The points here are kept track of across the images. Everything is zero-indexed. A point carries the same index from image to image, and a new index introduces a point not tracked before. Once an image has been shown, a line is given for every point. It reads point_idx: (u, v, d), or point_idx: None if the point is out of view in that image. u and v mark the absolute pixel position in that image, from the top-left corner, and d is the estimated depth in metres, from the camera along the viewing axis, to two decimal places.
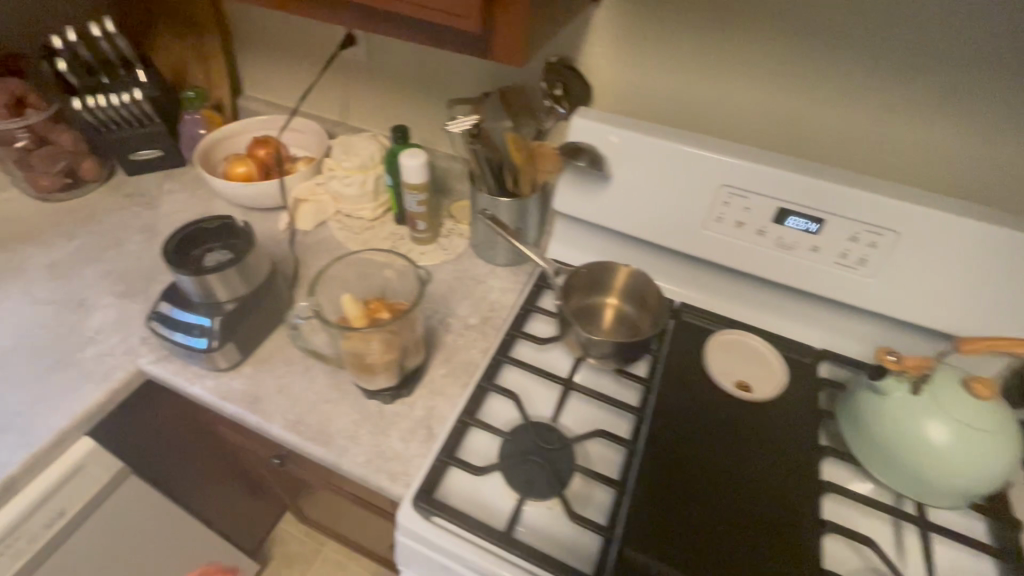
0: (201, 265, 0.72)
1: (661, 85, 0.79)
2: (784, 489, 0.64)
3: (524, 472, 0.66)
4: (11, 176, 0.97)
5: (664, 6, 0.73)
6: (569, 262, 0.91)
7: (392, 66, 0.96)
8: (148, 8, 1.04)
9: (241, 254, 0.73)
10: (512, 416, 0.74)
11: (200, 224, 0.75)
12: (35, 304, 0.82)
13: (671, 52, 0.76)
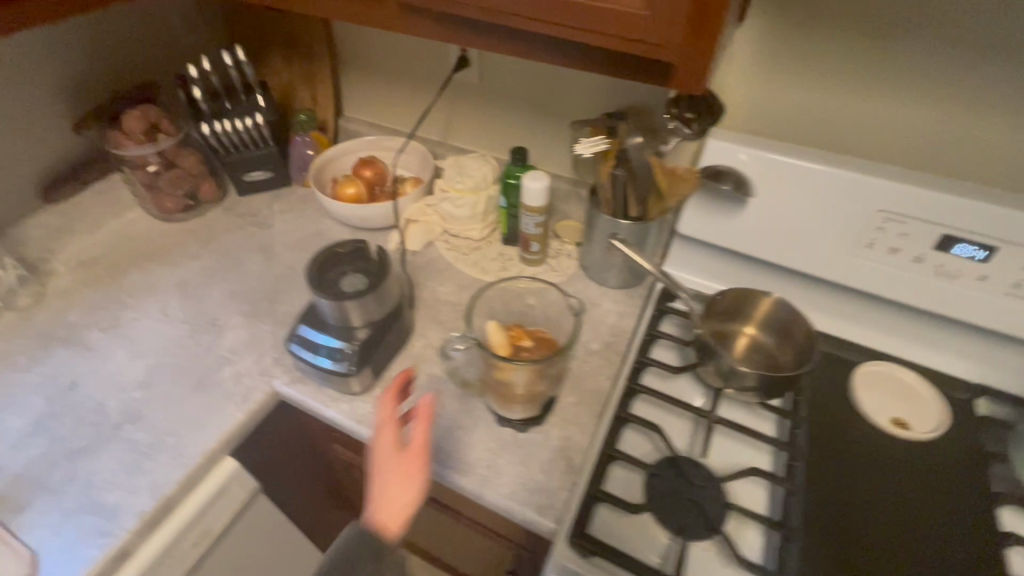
0: (340, 290, 0.73)
1: (799, 104, 0.75)
2: (961, 540, 0.60)
3: (675, 509, 0.63)
4: (138, 198, 1.01)
5: (813, 26, 0.69)
6: (689, 284, 0.88)
7: (504, 87, 0.96)
8: (261, 33, 1.07)
9: (378, 278, 0.74)
10: (650, 448, 0.72)
11: (335, 247, 0.76)
12: (170, 323, 0.85)
13: (815, 70, 0.72)
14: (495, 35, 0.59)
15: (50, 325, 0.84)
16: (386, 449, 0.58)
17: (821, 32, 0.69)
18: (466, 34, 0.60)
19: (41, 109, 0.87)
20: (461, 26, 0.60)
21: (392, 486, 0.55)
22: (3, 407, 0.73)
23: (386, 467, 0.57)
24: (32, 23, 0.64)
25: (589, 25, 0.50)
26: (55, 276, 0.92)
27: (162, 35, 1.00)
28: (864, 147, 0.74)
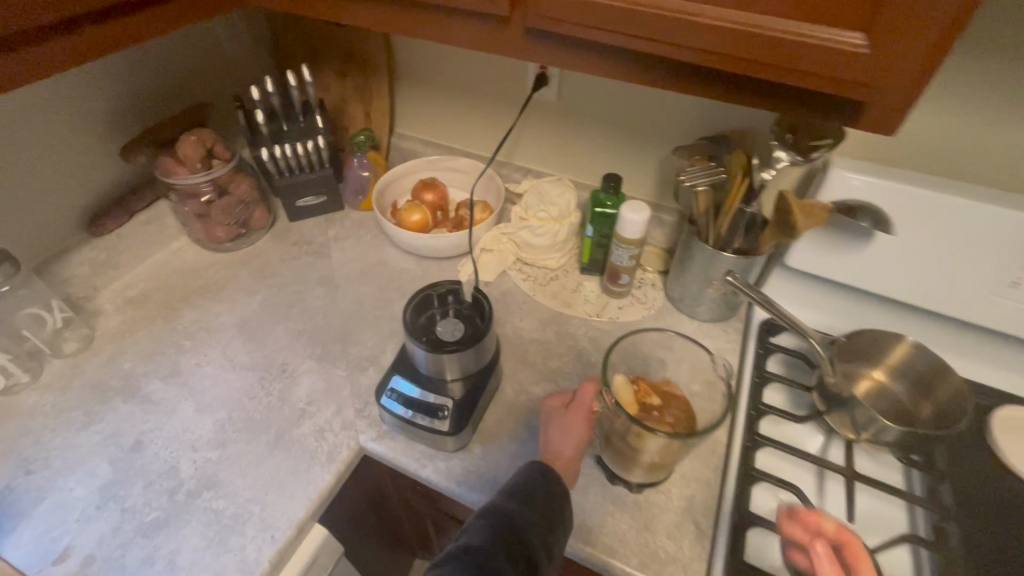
0: (438, 338, 0.66)
1: (939, 137, 0.68)
2: None
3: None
4: (185, 227, 0.93)
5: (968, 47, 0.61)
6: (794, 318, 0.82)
7: (585, 107, 0.89)
8: (310, 45, 0.99)
9: (482, 326, 0.67)
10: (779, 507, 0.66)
11: (431, 290, 0.69)
12: (236, 370, 0.78)
13: (965, 101, 0.64)
14: (646, 66, 0.53)
15: (103, 374, 0.77)
16: (553, 415, 0.66)
17: (976, 62, 0.62)
18: (612, 65, 0.54)
19: (88, 137, 0.79)
20: (604, 55, 0.54)
21: (560, 442, 0.64)
22: (64, 472, 0.66)
23: (554, 426, 0.65)
24: (90, 58, 0.56)
25: (781, 62, 0.44)
26: (102, 316, 0.84)
27: (208, 51, 0.92)
28: (1016, 184, 0.67)
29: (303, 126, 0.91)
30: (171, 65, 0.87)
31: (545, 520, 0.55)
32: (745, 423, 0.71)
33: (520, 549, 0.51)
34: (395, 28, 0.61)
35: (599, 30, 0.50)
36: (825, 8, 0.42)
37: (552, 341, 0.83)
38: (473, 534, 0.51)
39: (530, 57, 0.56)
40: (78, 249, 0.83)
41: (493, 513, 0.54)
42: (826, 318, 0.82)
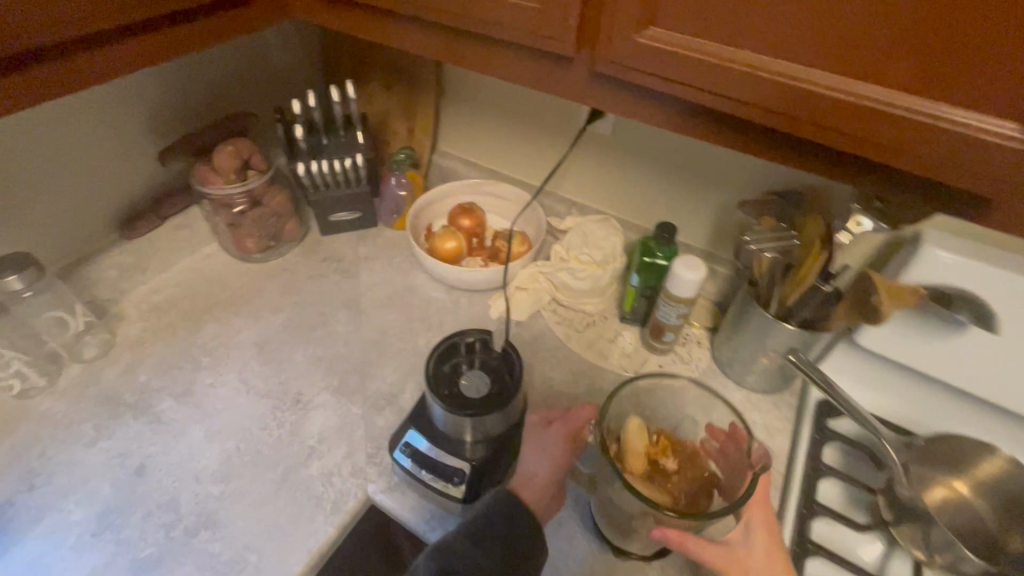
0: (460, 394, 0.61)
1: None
2: None
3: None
4: (216, 234, 0.91)
5: None
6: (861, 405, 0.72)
7: (642, 145, 0.82)
8: (359, 57, 0.95)
9: (510, 386, 0.61)
10: None
11: (458, 337, 0.65)
12: (250, 396, 0.74)
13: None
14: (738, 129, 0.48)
15: (118, 385, 0.74)
16: (534, 429, 0.63)
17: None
18: (699, 123, 0.48)
19: (127, 141, 0.77)
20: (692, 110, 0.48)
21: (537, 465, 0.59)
22: (66, 491, 0.64)
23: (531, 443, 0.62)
24: (139, 66, 0.53)
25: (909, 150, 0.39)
26: (125, 321, 0.82)
27: (256, 59, 0.90)
28: None
29: (342, 142, 0.87)
30: (216, 72, 0.84)
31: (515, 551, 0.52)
32: (793, 532, 0.62)
33: None
34: (455, 60, 0.56)
35: (695, 89, 0.44)
36: (979, 95, 0.35)
37: (583, 397, 0.76)
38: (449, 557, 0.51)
39: (606, 105, 0.51)
40: (108, 252, 0.82)
41: (442, 552, 0.51)
42: (899, 406, 0.70)
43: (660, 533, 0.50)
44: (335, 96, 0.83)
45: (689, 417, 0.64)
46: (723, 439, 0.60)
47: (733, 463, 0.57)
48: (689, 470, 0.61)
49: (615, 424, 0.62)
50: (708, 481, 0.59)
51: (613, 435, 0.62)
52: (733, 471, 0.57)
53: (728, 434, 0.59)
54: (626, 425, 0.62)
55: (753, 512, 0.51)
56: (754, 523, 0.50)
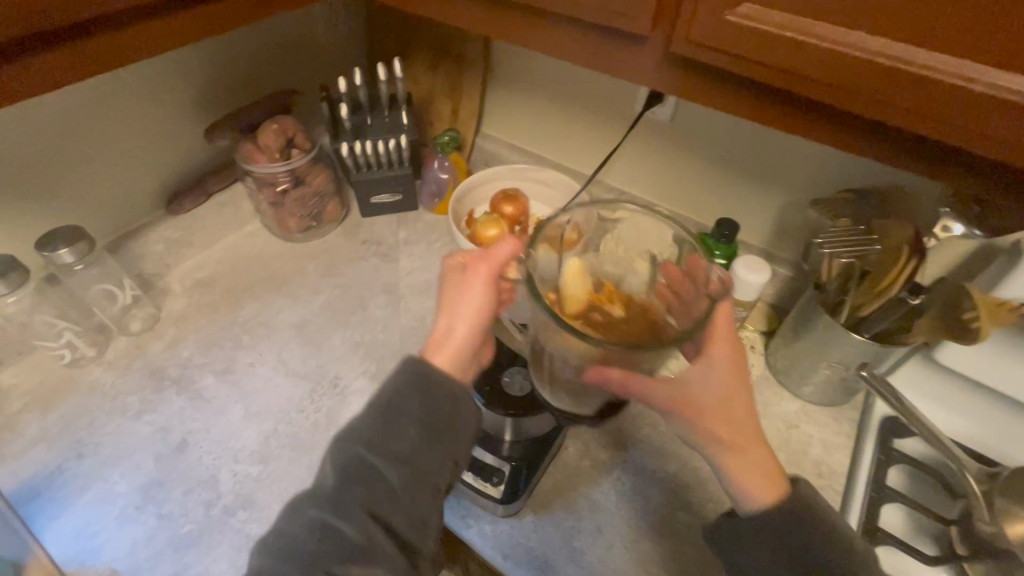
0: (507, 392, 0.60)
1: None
2: None
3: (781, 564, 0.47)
4: (259, 212, 0.90)
5: None
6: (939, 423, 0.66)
7: (703, 132, 0.76)
8: (405, 34, 0.92)
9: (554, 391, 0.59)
10: None
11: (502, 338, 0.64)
12: (289, 377, 0.74)
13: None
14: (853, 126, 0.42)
15: (163, 359, 0.75)
16: (450, 275, 0.56)
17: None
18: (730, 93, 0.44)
19: (174, 117, 0.77)
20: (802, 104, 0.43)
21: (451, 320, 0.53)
22: (112, 463, 0.65)
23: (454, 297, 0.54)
24: (194, 37, 0.52)
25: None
26: (170, 296, 0.83)
27: (301, 33, 0.88)
28: None
29: (387, 124, 0.85)
30: (262, 47, 0.83)
31: (433, 426, 0.48)
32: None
33: (395, 512, 0.46)
34: (528, 44, 0.51)
35: (815, 84, 0.39)
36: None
37: None
38: (355, 442, 0.47)
39: (699, 96, 0.46)
40: (155, 227, 0.82)
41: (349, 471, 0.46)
42: (976, 427, 0.64)
43: (595, 368, 0.47)
44: (381, 74, 0.81)
45: (636, 266, 0.55)
46: (678, 280, 0.51)
47: (686, 302, 0.49)
48: (637, 312, 0.50)
49: (551, 265, 0.52)
50: (657, 324, 0.49)
51: (548, 273, 0.51)
52: (689, 306, 0.49)
53: (683, 273, 0.52)
54: (564, 268, 0.52)
55: (716, 350, 0.50)
56: (716, 362, 0.49)
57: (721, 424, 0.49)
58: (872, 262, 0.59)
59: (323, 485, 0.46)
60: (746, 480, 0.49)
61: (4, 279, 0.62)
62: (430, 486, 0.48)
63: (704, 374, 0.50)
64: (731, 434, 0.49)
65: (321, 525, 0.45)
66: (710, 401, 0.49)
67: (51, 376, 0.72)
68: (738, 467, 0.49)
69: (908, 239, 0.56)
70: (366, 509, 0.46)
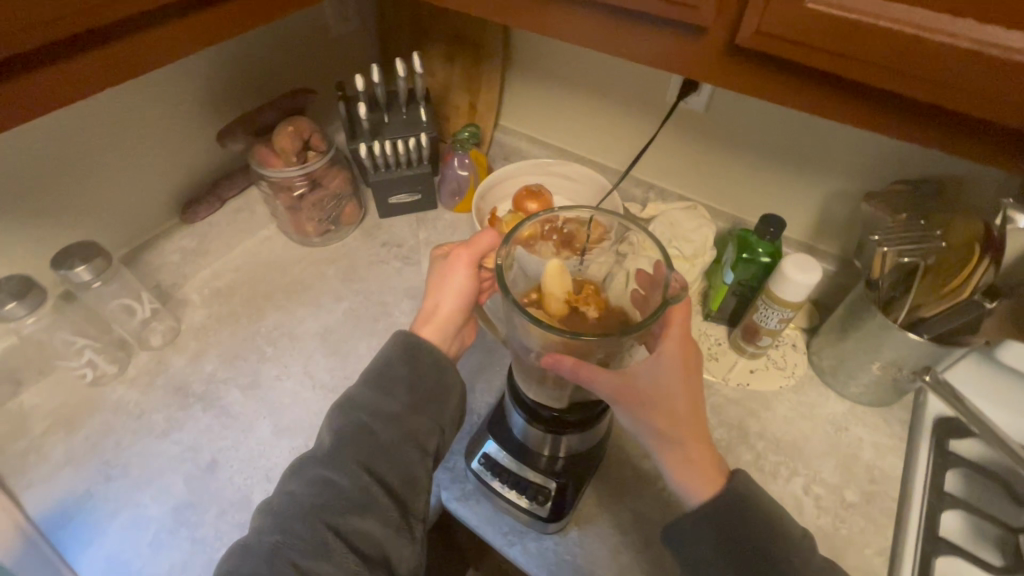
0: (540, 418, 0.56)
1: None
2: None
3: (730, 555, 0.45)
4: (276, 217, 0.87)
5: None
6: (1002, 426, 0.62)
7: (740, 122, 0.72)
8: (420, 24, 0.87)
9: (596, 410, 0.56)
10: None
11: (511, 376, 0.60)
12: (316, 390, 0.72)
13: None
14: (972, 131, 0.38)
15: (186, 374, 0.73)
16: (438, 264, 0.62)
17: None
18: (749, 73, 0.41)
19: (185, 121, 0.74)
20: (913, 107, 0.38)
21: (441, 302, 0.59)
22: (142, 484, 0.64)
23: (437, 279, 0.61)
24: (192, 49, 0.48)
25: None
26: (189, 307, 0.80)
27: (312, 28, 0.83)
28: None
29: (406, 122, 0.81)
30: (273, 44, 0.79)
31: (422, 391, 0.53)
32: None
33: (390, 472, 0.49)
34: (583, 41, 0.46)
35: (910, 79, 0.35)
36: None
37: None
38: (351, 407, 0.51)
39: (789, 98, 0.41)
40: (170, 236, 0.79)
41: (351, 430, 0.49)
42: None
43: (549, 354, 0.47)
44: (401, 71, 0.77)
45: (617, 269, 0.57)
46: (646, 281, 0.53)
47: (646, 301, 0.51)
48: (606, 310, 0.53)
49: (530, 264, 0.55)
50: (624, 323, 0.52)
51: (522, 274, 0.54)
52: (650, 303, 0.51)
53: (652, 275, 0.52)
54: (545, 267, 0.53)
55: (665, 343, 0.49)
56: (663, 357, 0.49)
57: (663, 418, 0.48)
58: (932, 257, 0.56)
59: (321, 443, 0.49)
60: (682, 468, 0.48)
61: (22, 300, 0.60)
62: (419, 446, 0.51)
63: (648, 366, 0.49)
64: (670, 426, 0.48)
65: (319, 478, 0.47)
66: (653, 392, 0.48)
67: (74, 395, 0.70)
68: (676, 458, 0.48)
69: (981, 232, 0.53)
70: (361, 464, 0.48)
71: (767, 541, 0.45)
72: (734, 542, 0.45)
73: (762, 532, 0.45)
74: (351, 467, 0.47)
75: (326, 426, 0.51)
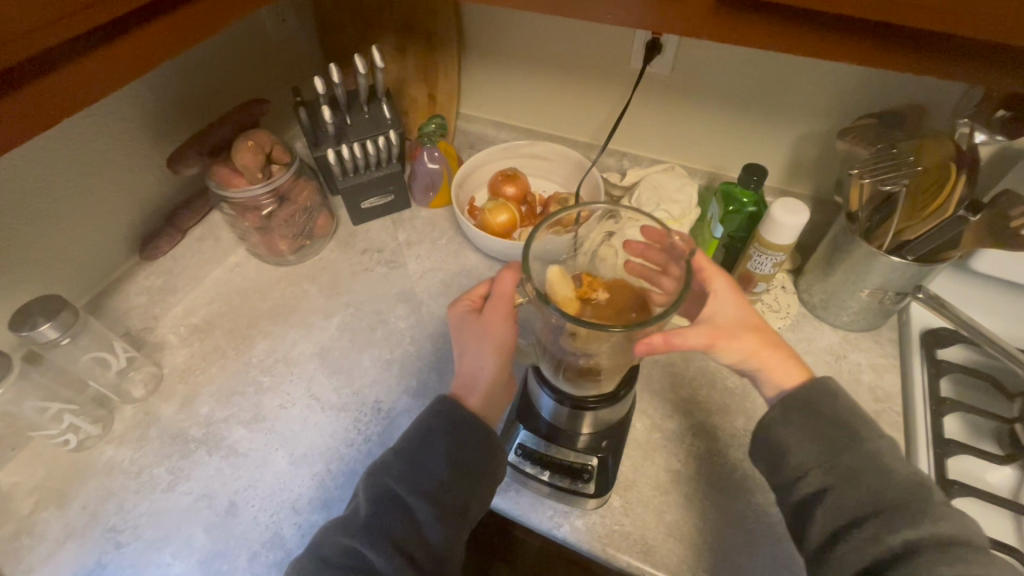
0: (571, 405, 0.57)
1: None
2: None
3: (820, 434, 0.47)
4: (244, 241, 0.82)
5: None
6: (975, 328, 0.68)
7: (708, 80, 0.73)
8: (366, 19, 0.83)
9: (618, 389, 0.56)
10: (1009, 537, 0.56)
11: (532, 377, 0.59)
12: (327, 412, 0.69)
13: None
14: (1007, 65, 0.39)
15: (180, 421, 0.68)
16: (466, 322, 0.58)
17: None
18: (726, 20, 0.42)
19: (130, 154, 0.68)
20: (947, 46, 0.40)
21: (475, 365, 0.56)
22: (158, 544, 0.59)
23: (470, 336, 0.57)
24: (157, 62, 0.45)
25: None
26: (167, 349, 0.75)
27: (252, 34, 0.78)
28: None
29: (370, 122, 0.78)
30: (215, 57, 0.73)
31: (463, 462, 0.49)
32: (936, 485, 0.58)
33: (426, 546, 0.47)
34: (597, 17, 0.46)
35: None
36: None
37: (679, 361, 0.72)
38: (386, 473, 0.49)
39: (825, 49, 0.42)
40: (133, 278, 0.73)
41: (385, 501, 0.48)
42: (1006, 316, 0.68)
43: (640, 343, 0.48)
44: (360, 69, 0.73)
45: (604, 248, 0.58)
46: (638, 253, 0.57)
47: (651, 270, 0.56)
48: (620, 291, 0.56)
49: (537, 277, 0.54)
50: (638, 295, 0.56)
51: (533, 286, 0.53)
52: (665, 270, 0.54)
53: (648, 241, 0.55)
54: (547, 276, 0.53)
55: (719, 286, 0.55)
56: (720, 292, 0.55)
57: (755, 339, 0.53)
58: (908, 182, 0.60)
59: (357, 511, 0.48)
60: (782, 379, 0.52)
61: None
62: (458, 519, 0.48)
63: (718, 305, 0.55)
64: (759, 348, 0.53)
65: (351, 553, 0.46)
66: (731, 324, 0.54)
67: (58, 465, 0.64)
68: (780, 369, 0.53)
69: (953, 151, 0.57)
70: (395, 539, 0.46)
71: (852, 431, 0.46)
72: (821, 425, 0.47)
73: (846, 417, 0.47)
74: (385, 547, 0.45)
75: (360, 488, 0.49)
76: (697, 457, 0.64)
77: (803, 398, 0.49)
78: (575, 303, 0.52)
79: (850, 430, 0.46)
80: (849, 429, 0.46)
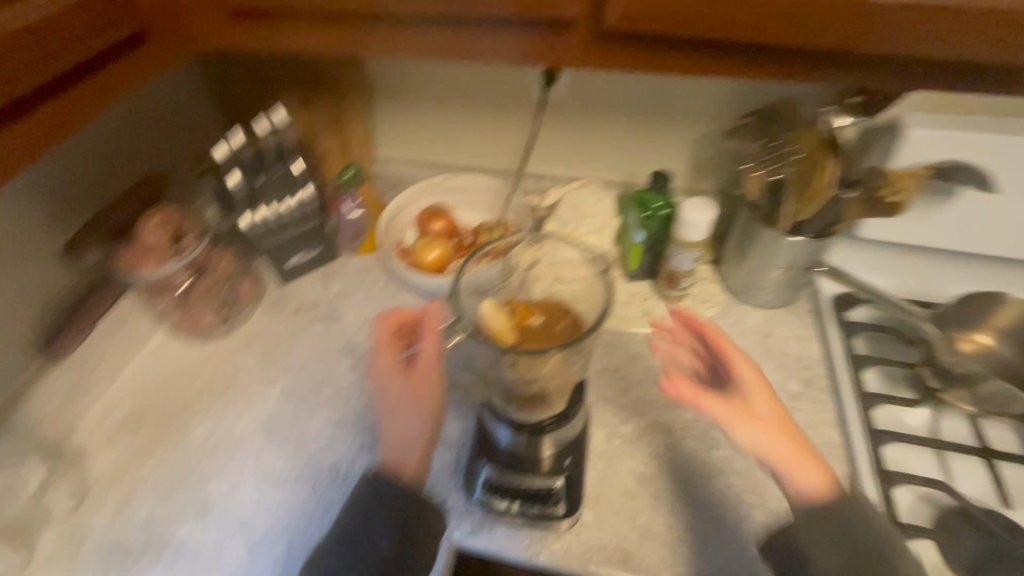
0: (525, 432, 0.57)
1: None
2: None
3: (844, 548, 0.48)
4: (163, 321, 0.77)
5: None
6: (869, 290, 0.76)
7: (605, 96, 0.78)
8: (265, 77, 0.82)
9: (569, 407, 0.57)
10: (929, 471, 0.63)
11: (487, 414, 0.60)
12: (281, 487, 0.65)
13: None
14: (841, 62, 0.45)
15: (116, 532, 0.62)
16: (389, 381, 0.56)
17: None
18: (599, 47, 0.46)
19: (17, 252, 0.62)
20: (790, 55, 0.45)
21: (406, 427, 0.55)
22: None
23: (392, 399, 0.56)
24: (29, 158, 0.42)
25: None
26: (90, 455, 0.68)
27: (142, 107, 0.75)
28: None
29: (283, 180, 0.77)
30: (105, 136, 0.70)
31: (409, 537, 0.49)
32: (865, 439, 0.64)
33: None
34: (484, 56, 0.48)
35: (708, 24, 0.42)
36: None
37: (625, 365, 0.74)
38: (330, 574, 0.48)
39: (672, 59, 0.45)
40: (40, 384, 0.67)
41: None
42: (900, 273, 0.74)
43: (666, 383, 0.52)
44: (260, 130, 0.73)
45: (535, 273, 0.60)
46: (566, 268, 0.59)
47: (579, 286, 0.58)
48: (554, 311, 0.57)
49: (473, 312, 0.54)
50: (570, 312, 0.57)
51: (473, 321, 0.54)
52: (597, 295, 0.56)
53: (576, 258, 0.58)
54: (483, 312, 0.53)
55: (732, 356, 0.55)
56: (746, 389, 0.54)
57: (777, 436, 0.50)
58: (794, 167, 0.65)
59: None
60: (803, 480, 0.49)
61: None
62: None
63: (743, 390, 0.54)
64: (778, 441, 0.50)
65: None
66: (758, 411, 0.52)
67: None
68: (784, 456, 0.49)
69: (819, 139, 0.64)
70: None
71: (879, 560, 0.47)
72: (846, 543, 0.48)
73: (869, 539, 0.48)
74: None
75: None
76: (656, 455, 0.66)
77: (833, 512, 0.49)
78: (512, 332, 0.53)
79: (876, 550, 0.47)
80: (881, 556, 0.47)
